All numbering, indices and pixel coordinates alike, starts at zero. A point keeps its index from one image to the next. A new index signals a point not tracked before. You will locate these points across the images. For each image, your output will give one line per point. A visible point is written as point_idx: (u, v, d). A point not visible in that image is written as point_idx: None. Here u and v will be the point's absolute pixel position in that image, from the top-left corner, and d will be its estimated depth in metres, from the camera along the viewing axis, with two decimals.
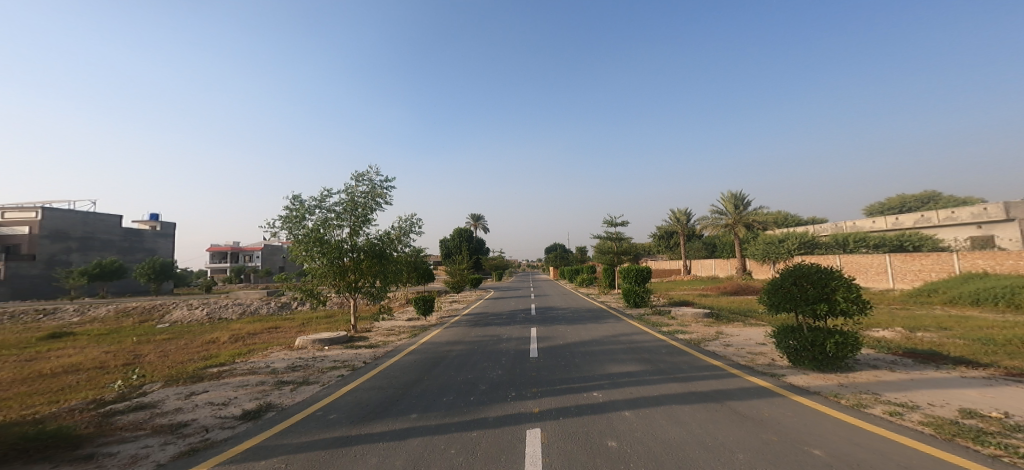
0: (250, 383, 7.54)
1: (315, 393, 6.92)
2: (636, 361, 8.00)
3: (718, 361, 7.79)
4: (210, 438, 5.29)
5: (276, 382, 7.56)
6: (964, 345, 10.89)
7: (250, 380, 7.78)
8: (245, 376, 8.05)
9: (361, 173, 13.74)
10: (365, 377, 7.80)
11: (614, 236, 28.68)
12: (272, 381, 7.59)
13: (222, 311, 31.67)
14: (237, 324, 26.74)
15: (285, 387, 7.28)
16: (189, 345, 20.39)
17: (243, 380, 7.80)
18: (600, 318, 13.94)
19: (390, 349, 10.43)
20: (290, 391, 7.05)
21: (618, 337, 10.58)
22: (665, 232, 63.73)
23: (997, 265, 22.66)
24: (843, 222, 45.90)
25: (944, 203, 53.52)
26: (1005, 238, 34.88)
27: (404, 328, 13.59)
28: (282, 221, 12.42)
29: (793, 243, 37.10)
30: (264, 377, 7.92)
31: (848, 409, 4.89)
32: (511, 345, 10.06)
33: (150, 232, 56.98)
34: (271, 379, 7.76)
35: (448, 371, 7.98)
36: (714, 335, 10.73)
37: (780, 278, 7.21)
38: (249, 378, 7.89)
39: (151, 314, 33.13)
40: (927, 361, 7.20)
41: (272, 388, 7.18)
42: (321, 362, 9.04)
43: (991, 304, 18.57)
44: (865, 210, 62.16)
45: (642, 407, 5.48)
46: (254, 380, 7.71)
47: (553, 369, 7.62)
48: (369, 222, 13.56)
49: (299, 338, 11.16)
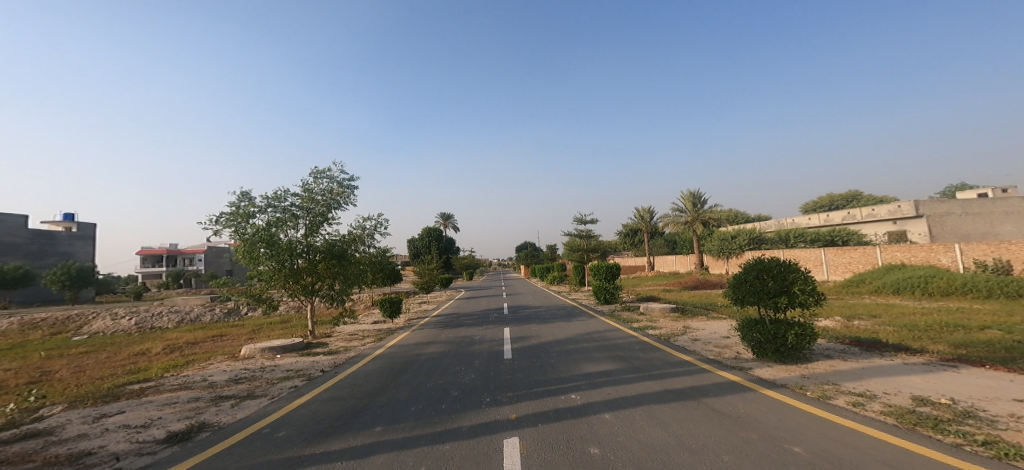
0: (179, 400, 6.77)
1: (259, 408, 6.31)
2: (610, 360, 7.99)
3: (688, 355, 7.95)
4: (123, 467, 4.62)
5: (214, 397, 6.85)
6: (895, 331, 11.84)
7: (181, 396, 7.00)
8: (176, 392, 7.24)
9: (320, 170, 12.91)
10: (320, 387, 7.23)
11: (584, 233, 29.21)
12: (210, 396, 6.86)
13: (154, 320, 28.98)
14: (172, 334, 24.53)
15: (224, 402, 6.59)
16: (114, 358, 18.39)
17: (171, 397, 6.99)
18: (569, 316, 13.94)
19: (351, 355, 9.82)
20: (229, 407, 6.38)
21: (590, 335, 10.59)
22: (627, 230, 65.65)
23: (912, 257, 24.98)
24: (784, 219, 49.29)
25: (867, 201, 58.74)
26: (916, 232, 38.69)
27: (367, 332, 12.95)
28: (226, 219, 11.40)
29: (743, 239, 39.26)
30: (199, 392, 7.15)
31: (815, 400, 5.07)
32: (483, 347, 9.80)
33: (65, 234, 51.32)
34: (207, 394, 7.01)
35: (413, 377, 7.58)
36: (682, 329, 10.99)
37: (743, 273, 7.47)
38: (180, 394, 7.09)
39: (66, 325, 29.68)
40: (873, 349, 7.69)
41: (207, 405, 6.47)
42: (269, 372, 8.33)
43: (909, 293, 20.47)
44: (801, 208, 67.10)
45: (621, 409, 5.42)
46: (186, 396, 6.94)
47: (528, 371, 7.44)
48: (327, 222, 12.74)
49: (246, 347, 10.30)
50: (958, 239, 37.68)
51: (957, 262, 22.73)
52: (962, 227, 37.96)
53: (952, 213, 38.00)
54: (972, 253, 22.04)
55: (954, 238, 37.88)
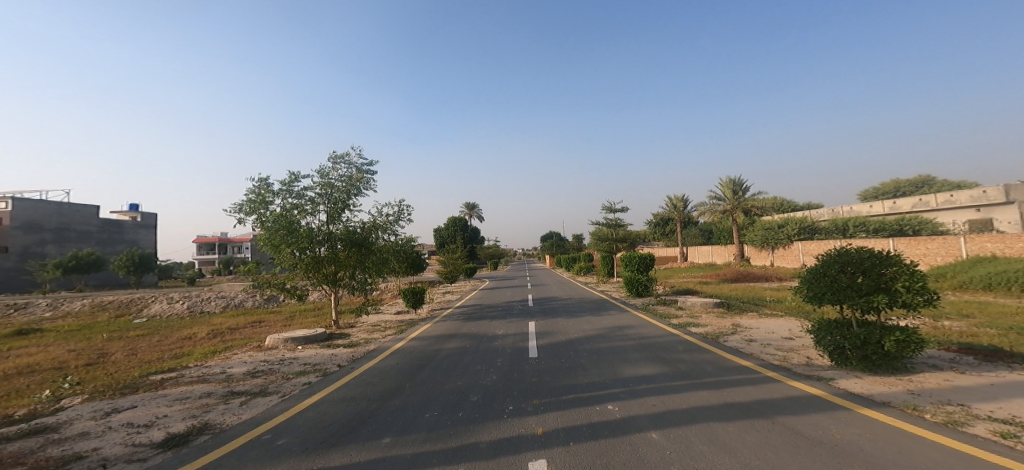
0: (192, 395, 6.32)
1: (267, 408, 5.73)
2: (651, 362, 6.91)
3: (746, 360, 6.74)
4: None
5: (227, 392, 6.38)
6: (998, 335, 9.99)
7: (196, 389, 6.60)
8: (191, 384, 6.83)
9: (338, 154, 12.44)
10: (334, 385, 6.61)
11: (612, 222, 27.75)
12: (222, 391, 6.40)
13: (203, 305, 30.31)
14: (218, 319, 25.46)
15: (234, 400, 6.08)
16: (162, 341, 19.12)
17: (184, 391, 6.56)
18: (601, 310, 12.89)
19: (370, 349, 9.27)
20: (237, 406, 5.85)
21: (625, 332, 9.53)
22: (661, 220, 62.67)
23: (1005, 248, 21.90)
24: (840, 207, 45.48)
25: (939, 187, 53.20)
26: (1004, 221, 34.42)
27: (390, 323, 12.44)
28: (245, 206, 11.16)
29: (792, 228, 36.24)
30: (213, 386, 6.71)
31: (941, 428, 3.84)
32: (506, 343, 8.99)
33: (131, 223, 55.10)
34: (219, 390, 6.54)
35: (433, 378, 6.85)
36: (730, 328, 9.68)
37: (824, 266, 6.17)
38: (194, 388, 6.67)
39: (128, 308, 31.60)
40: (991, 358, 6.17)
41: (216, 403, 5.97)
42: (288, 366, 7.84)
43: (1003, 289, 17.85)
44: (859, 195, 61.98)
45: (673, 426, 4.41)
46: (199, 391, 6.49)
47: (557, 374, 6.54)
48: (347, 208, 12.31)
49: (269, 337, 9.97)
50: None
51: None
52: None
53: None
54: None
55: None
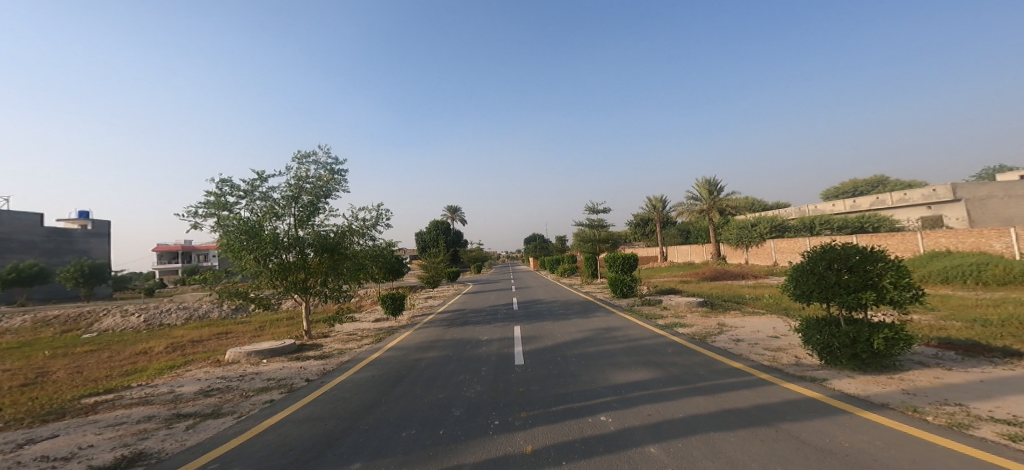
0: (128, 420, 5.63)
1: (218, 432, 5.12)
2: (643, 368, 6.67)
3: (739, 362, 6.59)
4: None
5: (173, 413, 5.73)
6: (966, 328, 10.29)
7: (135, 412, 5.90)
8: (130, 406, 6.12)
9: (306, 153, 11.80)
10: (299, 403, 6.05)
11: (595, 223, 27.74)
12: (165, 413, 5.72)
13: (162, 317, 28.52)
14: (177, 331, 23.91)
15: (178, 423, 5.44)
16: (114, 358, 17.72)
17: (119, 415, 5.84)
18: (585, 312, 12.65)
19: (344, 361, 8.68)
20: (182, 430, 5.22)
21: (612, 334, 9.30)
22: (641, 220, 63.50)
23: (959, 243, 23.01)
24: (806, 206, 47.21)
25: (893, 186, 56.10)
26: (953, 218, 36.37)
27: (367, 332, 11.84)
28: (204, 208, 10.37)
29: (765, 227, 37.28)
30: (156, 407, 6.03)
31: (949, 432, 3.70)
32: (490, 349, 8.61)
33: (81, 232, 51.67)
34: (163, 412, 5.86)
35: (412, 390, 6.39)
36: (717, 328, 9.60)
37: (809, 264, 6.07)
38: (133, 410, 5.96)
39: (76, 323, 29.38)
40: (974, 353, 6.20)
41: (156, 429, 5.31)
42: (248, 382, 7.18)
43: (960, 282, 18.65)
44: (822, 194, 64.65)
45: (672, 438, 4.13)
46: (138, 415, 5.79)
47: (544, 382, 6.20)
48: (317, 211, 11.66)
49: (230, 351, 9.24)
50: (999, 223, 35.34)
51: (1012, 248, 20.61)
52: (1003, 210, 35.63)
53: (992, 196, 35.69)
54: None
55: (994, 222, 35.52)
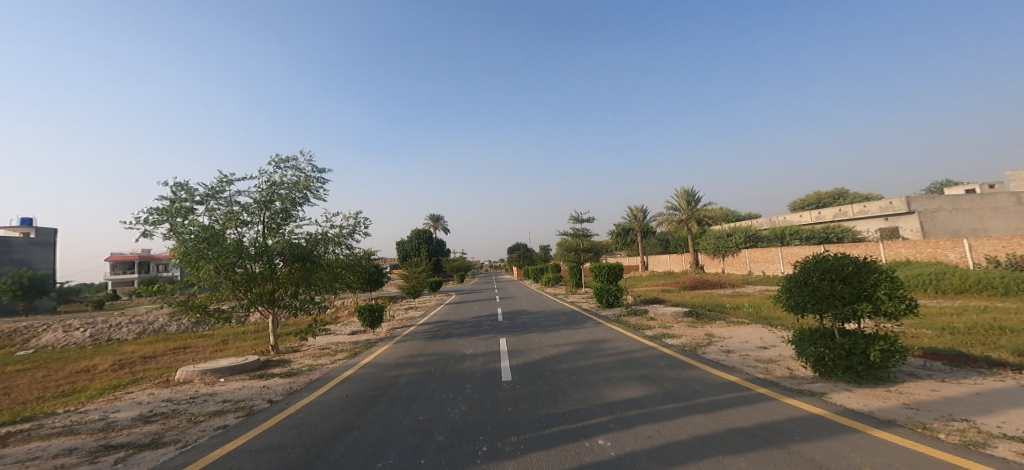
0: (45, 455, 4.88)
1: (154, 466, 4.48)
2: (638, 384, 6.37)
3: (735, 376, 6.39)
4: None
5: (101, 445, 5.03)
6: (941, 336, 10.48)
7: (55, 444, 5.16)
8: (50, 438, 5.35)
9: (283, 158, 11.12)
10: (256, 430, 5.43)
11: (578, 232, 27.64)
12: (91, 445, 5.00)
13: (112, 332, 26.54)
14: (130, 347, 22.22)
15: (106, 457, 4.74)
16: (57, 376, 16.23)
17: (36, 448, 5.08)
18: (571, 322, 12.36)
19: (313, 378, 8.02)
20: (109, 466, 4.54)
21: (601, 346, 8.99)
22: (621, 230, 64.23)
23: (918, 253, 24.04)
24: (776, 217, 48.82)
25: (853, 199, 58.80)
26: (908, 229, 38.25)
27: (342, 346, 11.15)
28: (159, 214, 9.55)
29: (739, 237, 38.18)
30: (82, 438, 5.29)
31: (965, 451, 3.51)
32: (473, 364, 8.15)
33: (22, 241, 48.04)
34: (90, 444, 5.12)
35: (387, 412, 5.87)
36: (705, 339, 9.45)
37: (804, 275, 5.94)
38: (52, 443, 5.20)
39: (13, 339, 26.97)
40: (964, 363, 6.17)
41: (78, 464, 4.61)
42: (199, 405, 6.47)
43: (921, 290, 19.37)
44: (789, 206, 67.17)
45: (677, 463, 3.82)
46: (59, 448, 5.05)
47: (533, 401, 5.80)
48: (289, 218, 10.93)
49: (183, 369, 8.43)
50: (950, 234, 37.33)
51: (966, 258, 21.58)
52: (954, 222, 37.69)
53: (943, 209, 37.78)
54: (981, 248, 20.90)
55: (945, 233, 37.50)
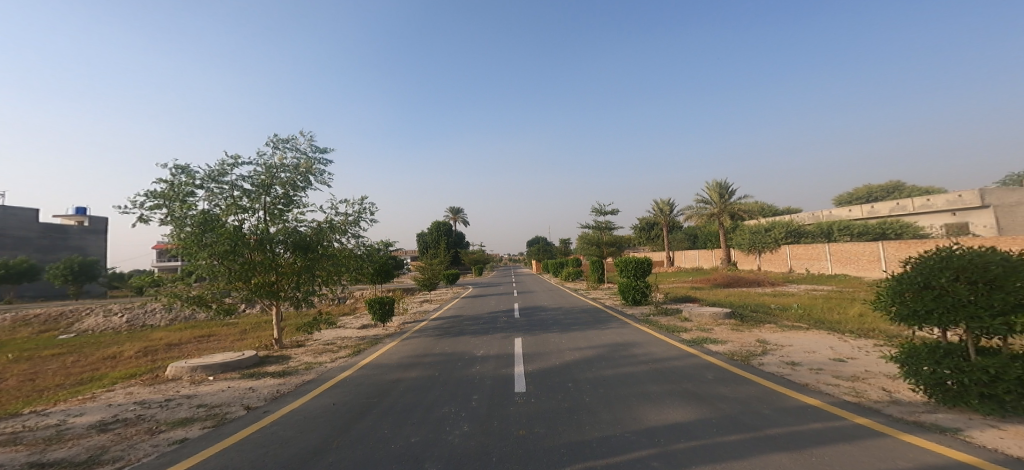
0: None
1: None
2: (684, 403, 5.06)
3: (812, 401, 5.00)
4: None
5: (30, 461, 4.13)
6: None
7: None
8: None
9: (281, 138, 10.32)
10: (216, 447, 4.43)
11: (601, 225, 26.15)
12: (18, 462, 4.11)
13: (146, 318, 27.19)
14: (157, 333, 22.45)
15: None
16: (82, 362, 16.30)
17: None
18: (597, 322, 11.08)
19: (305, 381, 7.09)
20: None
21: (634, 351, 7.70)
22: (646, 223, 61.99)
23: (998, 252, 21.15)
24: (821, 212, 45.46)
25: (910, 192, 54.29)
26: (980, 225, 34.44)
27: (348, 341, 10.31)
28: (155, 197, 8.83)
29: (779, 232, 35.53)
30: (17, 449, 4.42)
31: None
32: (485, 368, 7.04)
33: (77, 228, 50.61)
34: (20, 458, 4.22)
35: (374, 431, 4.79)
36: (757, 346, 7.97)
37: (933, 274, 4.53)
38: None
39: (57, 323, 28.02)
40: None
41: None
42: (167, 411, 5.57)
43: None
44: (835, 200, 62.88)
45: None
46: None
47: (556, 424, 4.61)
48: (292, 204, 10.12)
49: (173, 366, 7.71)
50: None
51: None
52: None
53: (1021, 203, 33.89)
54: None
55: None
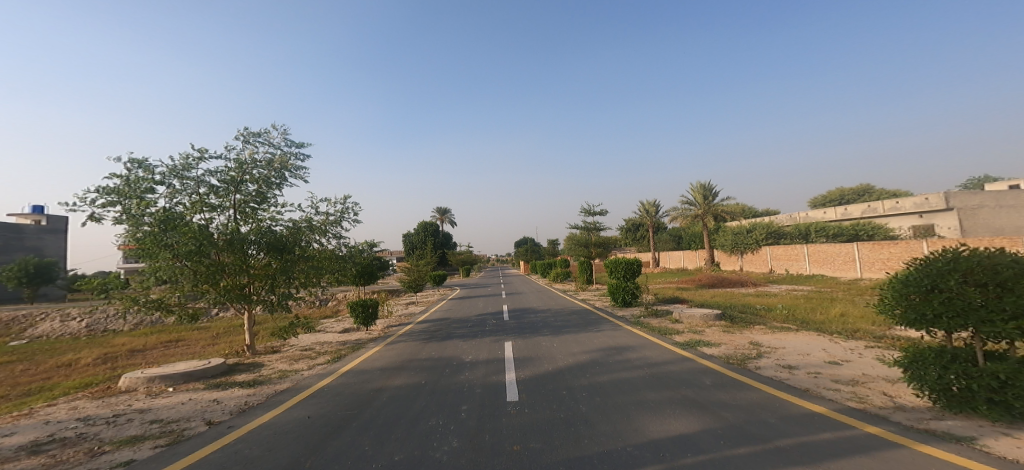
0: None
1: None
2: (685, 412, 4.77)
3: (819, 408, 4.77)
4: None
5: None
6: None
7: None
8: None
9: (253, 132, 9.69)
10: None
11: (589, 225, 26.01)
12: None
13: (111, 322, 25.77)
14: (122, 338, 21.22)
15: None
16: (37, 370, 15.18)
17: None
18: (587, 324, 10.78)
19: (277, 391, 6.55)
20: None
21: (627, 355, 7.41)
22: (631, 224, 62.44)
23: None
24: (799, 214, 46.51)
25: (881, 195, 56.10)
26: (944, 227, 35.64)
27: (326, 346, 9.73)
28: (109, 193, 8.13)
29: (760, 233, 36.11)
30: None
31: None
32: (473, 374, 6.64)
33: (36, 228, 47.89)
34: None
35: (351, 448, 4.34)
36: (752, 349, 7.77)
37: (940, 275, 4.33)
38: None
39: (12, 328, 26.28)
40: None
41: None
42: (116, 428, 4.99)
43: None
44: (811, 203, 64.57)
45: None
46: None
47: (551, 438, 4.25)
48: (264, 202, 9.49)
49: (127, 376, 7.04)
50: (992, 233, 34.80)
51: None
52: (995, 220, 35.13)
53: (984, 206, 35.19)
54: None
55: (987, 232, 34.93)
